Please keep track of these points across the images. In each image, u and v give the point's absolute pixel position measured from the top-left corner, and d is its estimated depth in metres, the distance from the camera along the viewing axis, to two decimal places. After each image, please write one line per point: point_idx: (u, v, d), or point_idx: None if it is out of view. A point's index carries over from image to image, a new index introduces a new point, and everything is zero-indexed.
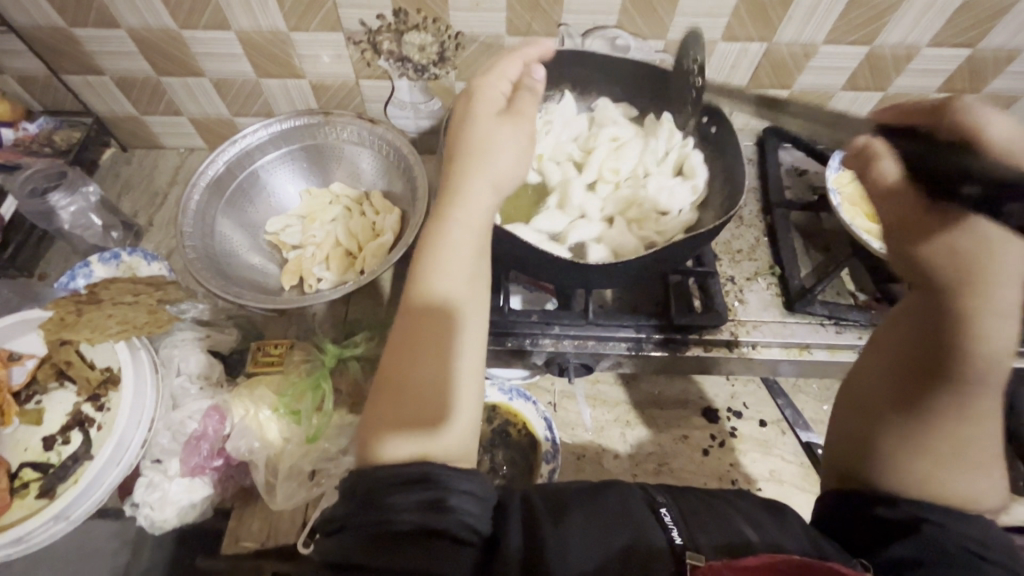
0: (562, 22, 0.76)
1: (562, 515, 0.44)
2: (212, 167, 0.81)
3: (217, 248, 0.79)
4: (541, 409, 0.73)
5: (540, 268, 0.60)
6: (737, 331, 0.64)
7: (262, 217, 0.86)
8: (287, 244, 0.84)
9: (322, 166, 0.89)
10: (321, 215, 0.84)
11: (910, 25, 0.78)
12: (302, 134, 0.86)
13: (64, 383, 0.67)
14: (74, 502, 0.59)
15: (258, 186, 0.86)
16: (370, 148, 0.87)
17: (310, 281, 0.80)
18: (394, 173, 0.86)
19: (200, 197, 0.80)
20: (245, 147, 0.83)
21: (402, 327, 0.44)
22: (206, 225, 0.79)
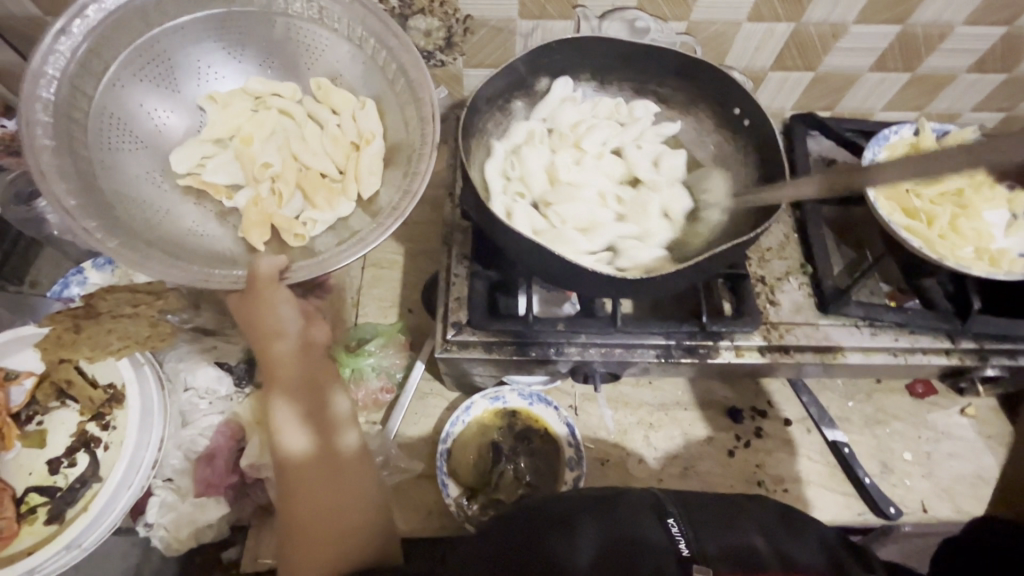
0: (578, 4, 0.71)
1: (573, 529, 0.42)
2: (49, 71, 0.52)
3: (115, 203, 0.54)
4: (563, 413, 0.71)
5: (566, 277, 0.56)
6: (771, 335, 0.62)
7: (153, 145, 0.60)
8: (217, 184, 0.60)
9: (220, 50, 0.62)
10: (257, 131, 0.62)
11: (946, 2, 0.73)
12: (174, 4, 0.58)
13: (66, 402, 0.64)
14: (86, 530, 0.57)
15: (131, 97, 0.58)
16: (290, 13, 0.61)
17: (291, 234, 0.58)
18: (338, 43, 0.63)
19: (47, 128, 0.52)
20: (87, 33, 0.54)
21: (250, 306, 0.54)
22: (83, 175, 0.53)
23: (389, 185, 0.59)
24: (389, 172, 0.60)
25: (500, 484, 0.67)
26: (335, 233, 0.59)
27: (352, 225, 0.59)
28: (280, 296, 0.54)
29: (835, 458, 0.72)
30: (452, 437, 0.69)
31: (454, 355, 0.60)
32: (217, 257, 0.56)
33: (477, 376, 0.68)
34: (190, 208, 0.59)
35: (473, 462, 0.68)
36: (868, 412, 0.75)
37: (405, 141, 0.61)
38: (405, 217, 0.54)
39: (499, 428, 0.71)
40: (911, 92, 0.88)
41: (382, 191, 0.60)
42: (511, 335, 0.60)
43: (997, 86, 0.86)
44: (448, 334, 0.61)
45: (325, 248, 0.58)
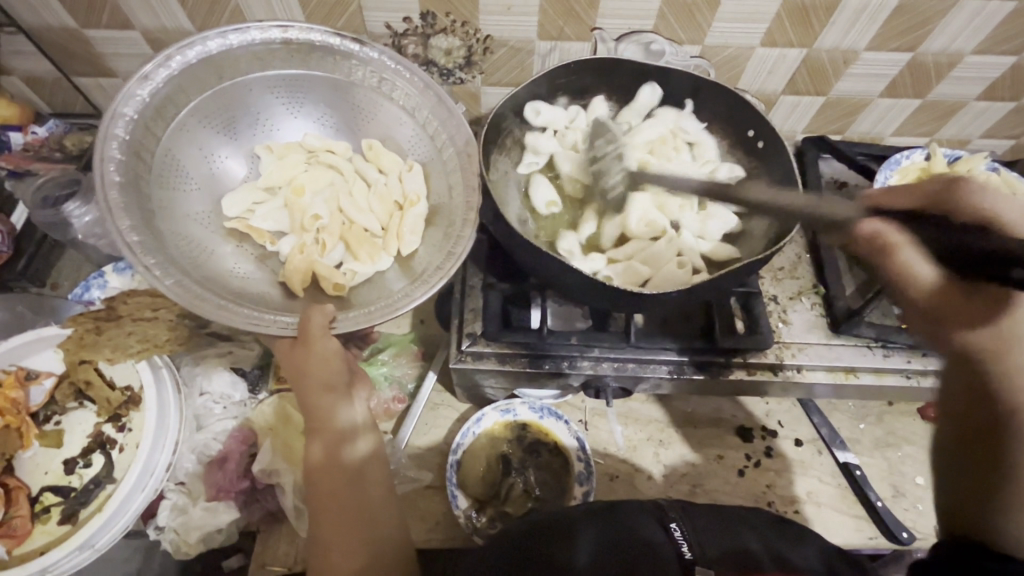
0: (596, 27, 0.73)
1: (573, 532, 0.43)
2: (128, 112, 0.55)
3: (166, 238, 0.55)
4: (573, 427, 0.71)
5: (581, 291, 0.57)
6: (783, 354, 0.62)
7: (206, 187, 0.61)
8: (263, 231, 0.61)
9: (284, 105, 0.65)
10: (309, 183, 0.63)
11: (956, 32, 0.75)
12: (252, 62, 0.61)
13: (84, 403, 0.65)
14: (99, 531, 0.57)
15: (195, 141, 0.61)
16: (355, 80, 0.64)
17: (328, 284, 0.58)
18: (393, 108, 0.65)
19: (118, 165, 0.53)
20: (167, 82, 0.57)
21: (298, 350, 0.53)
22: (144, 211, 0.54)
23: (430, 245, 0.61)
24: (429, 232, 0.62)
25: (509, 497, 0.67)
26: (373, 288, 0.60)
27: (391, 282, 0.60)
28: (329, 345, 0.53)
29: (847, 480, 0.71)
30: (462, 449, 0.69)
31: (468, 366, 0.61)
32: (258, 299, 0.56)
33: (489, 389, 0.69)
34: (231, 249, 0.60)
35: (482, 475, 0.68)
36: (879, 434, 0.75)
37: (447, 204, 0.62)
38: (449, 276, 0.56)
39: (509, 441, 0.71)
40: (921, 118, 0.89)
41: (422, 250, 0.61)
42: (525, 347, 0.61)
43: (1006, 114, 0.88)
44: (462, 345, 0.61)
45: (364, 302, 0.58)
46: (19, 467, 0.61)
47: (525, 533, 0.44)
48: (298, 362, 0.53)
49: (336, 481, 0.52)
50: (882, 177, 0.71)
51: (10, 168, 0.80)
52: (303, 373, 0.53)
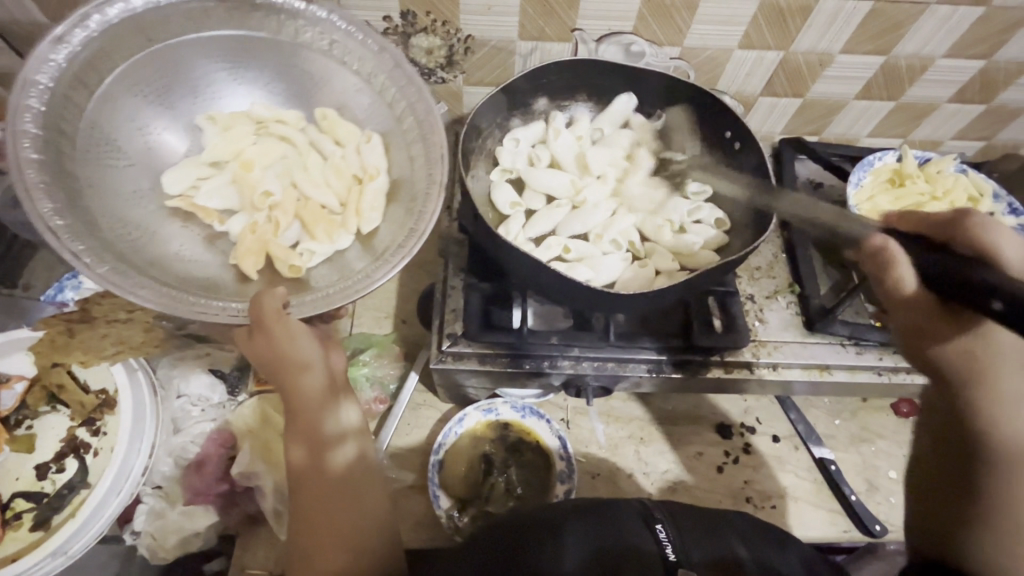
0: (576, 28, 0.74)
1: (559, 530, 0.43)
2: (42, 80, 0.50)
3: (97, 221, 0.51)
4: (555, 426, 0.71)
5: (561, 290, 0.57)
6: (760, 352, 0.64)
7: (144, 162, 0.57)
8: (210, 209, 0.57)
9: (223, 71, 0.61)
10: (259, 156, 0.60)
11: (927, 36, 0.77)
12: (185, 24, 0.58)
13: (57, 407, 0.64)
14: (73, 536, 0.56)
15: (121, 112, 0.56)
16: (301, 41, 0.61)
17: (284, 265, 0.55)
18: (348, 74, 0.62)
19: (33, 141, 0.49)
20: (86, 44, 0.53)
21: (257, 335, 0.50)
22: (70, 191, 0.50)
23: (391, 221, 0.58)
24: (392, 209, 0.59)
25: (490, 497, 0.67)
26: (331, 266, 0.57)
27: (351, 262, 0.57)
28: (290, 326, 0.50)
29: (823, 475, 0.73)
30: (444, 448, 0.69)
31: (448, 367, 0.61)
32: (203, 284, 0.53)
33: (470, 389, 0.69)
34: (177, 230, 0.56)
35: (464, 475, 0.68)
36: (853, 430, 0.76)
37: (409, 179, 0.59)
38: (412, 256, 0.53)
39: (491, 440, 0.71)
40: (895, 120, 0.91)
41: (383, 227, 0.58)
42: (506, 347, 0.61)
43: (977, 116, 0.90)
44: (443, 346, 0.61)
45: (320, 283, 0.55)
46: None
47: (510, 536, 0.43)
48: (263, 355, 0.51)
49: (324, 489, 0.50)
50: (857, 178, 0.72)
51: None
52: (274, 359, 0.51)
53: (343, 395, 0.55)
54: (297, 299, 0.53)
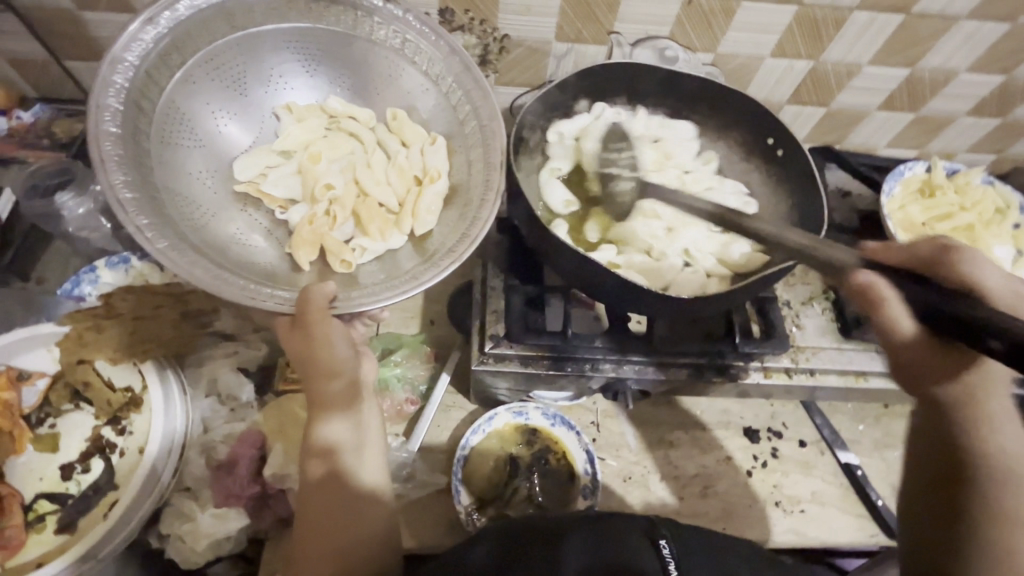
0: (613, 31, 0.74)
1: (562, 537, 0.44)
2: (129, 58, 0.51)
3: (166, 200, 0.52)
4: (584, 440, 0.70)
5: (609, 292, 0.57)
6: (797, 357, 0.64)
7: (217, 144, 0.59)
8: (273, 197, 0.59)
9: (298, 64, 0.62)
10: (326, 150, 0.61)
11: (952, 50, 0.78)
12: (267, 14, 0.58)
13: (80, 404, 0.62)
14: (104, 540, 0.54)
15: (200, 94, 0.58)
16: (375, 39, 0.61)
17: (337, 260, 0.56)
18: (416, 74, 0.63)
19: (114, 116, 0.50)
20: (173, 25, 0.53)
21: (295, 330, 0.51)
22: (145, 168, 0.51)
23: (445, 225, 0.59)
24: (446, 213, 0.60)
25: (512, 500, 0.66)
26: (381, 264, 0.58)
27: (401, 262, 0.58)
28: (331, 327, 0.51)
29: (849, 480, 0.74)
30: (472, 446, 0.68)
31: (492, 368, 0.60)
32: (263, 272, 0.55)
33: (501, 391, 0.68)
34: (237, 214, 0.58)
35: (488, 475, 0.67)
36: (877, 435, 0.77)
37: (466, 184, 0.60)
38: (462, 260, 0.54)
39: (519, 443, 0.70)
40: (913, 132, 0.93)
41: (437, 229, 0.59)
42: (549, 349, 0.61)
43: (992, 129, 0.92)
44: (486, 347, 0.61)
45: (370, 279, 0.56)
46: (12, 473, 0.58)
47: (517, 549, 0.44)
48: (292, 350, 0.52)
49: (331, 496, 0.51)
50: (888, 187, 0.72)
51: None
52: (307, 357, 0.52)
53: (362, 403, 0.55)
54: (347, 295, 0.53)
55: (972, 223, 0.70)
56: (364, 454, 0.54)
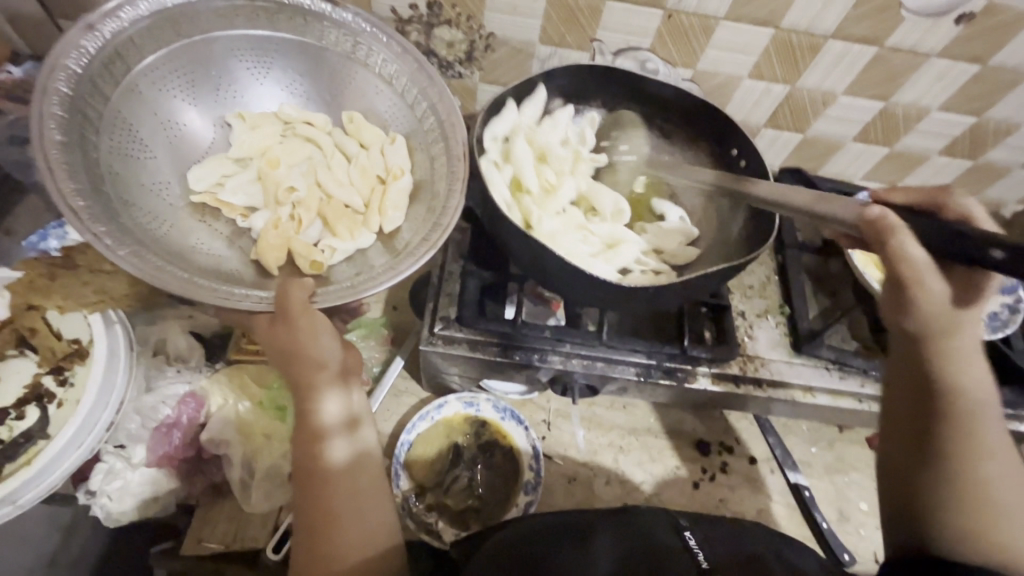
0: (595, 38, 0.76)
1: (590, 537, 0.46)
2: (72, 66, 0.51)
3: (118, 208, 0.52)
4: (532, 435, 0.69)
5: (560, 281, 0.58)
6: (748, 367, 0.64)
7: (169, 155, 0.59)
8: (234, 205, 0.59)
9: (249, 72, 0.63)
10: (284, 156, 0.61)
11: (925, 87, 0.80)
12: (214, 21, 0.59)
13: (25, 351, 0.61)
14: (26, 485, 0.54)
15: (147, 104, 0.57)
16: (328, 45, 0.63)
17: (305, 262, 0.56)
18: (370, 78, 0.65)
19: (59, 124, 0.50)
20: (115, 35, 0.54)
21: (280, 326, 0.51)
22: (94, 176, 0.51)
23: (413, 222, 0.60)
24: (413, 208, 0.61)
25: (451, 489, 0.66)
26: (351, 264, 0.59)
27: (372, 259, 0.59)
28: (315, 318, 0.52)
29: (796, 500, 0.73)
30: (417, 432, 0.68)
31: (438, 350, 0.61)
32: (224, 275, 0.54)
33: (453, 379, 0.68)
34: (198, 226, 0.57)
35: (431, 461, 0.67)
36: (829, 459, 0.77)
37: (429, 180, 0.62)
38: (436, 247, 0.56)
39: (465, 434, 0.70)
40: (888, 166, 0.95)
41: (405, 226, 0.60)
42: (498, 335, 0.61)
43: (964, 171, 0.94)
44: (435, 328, 0.61)
45: (342, 278, 0.57)
46: None
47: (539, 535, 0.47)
48: (280, 342, 0.52)
49: (328, 481, 0.51)
50: None
51: None
52: (293, 354, 0.52)
53: (352, 382, 0.57)
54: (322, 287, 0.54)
55: None
56: (359, 432, 0.55)
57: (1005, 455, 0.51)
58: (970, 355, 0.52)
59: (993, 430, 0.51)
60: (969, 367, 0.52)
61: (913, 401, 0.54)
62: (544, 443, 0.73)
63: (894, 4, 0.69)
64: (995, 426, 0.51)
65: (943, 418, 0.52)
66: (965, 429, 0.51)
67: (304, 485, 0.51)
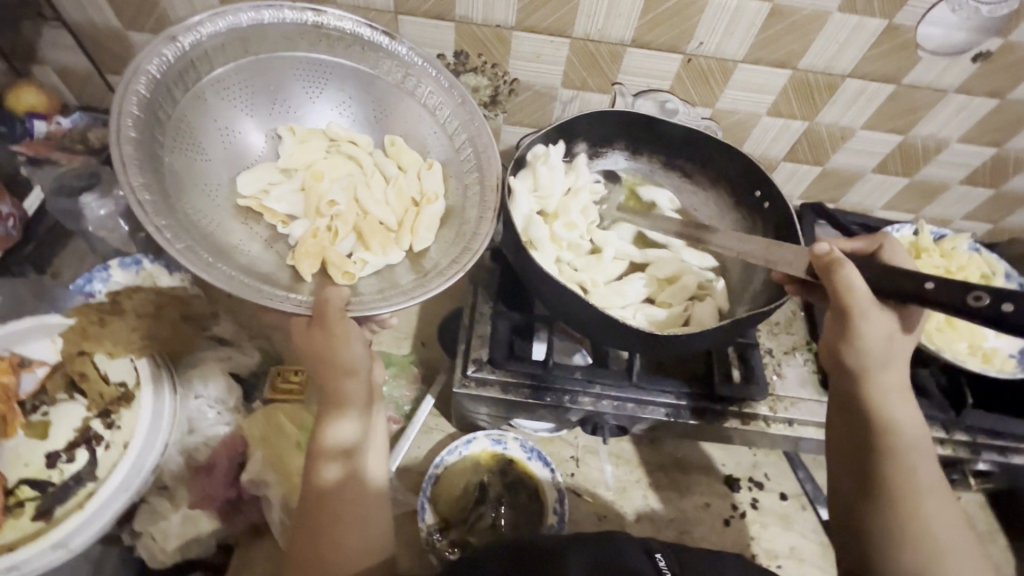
0: (617, 81, 0.78)
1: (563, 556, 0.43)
2: (152, 69, 0.54)
3: (176, 204, 0.53)
4: (558, 477, 0.70)
5: (589, 324, 0.59)
6: (775, 405, 0.65)
7: (222, 160, 0.60)
8: (275, 212, 0.60)
9: (304, 91, 0.65)
10: (328, 171, 0.63)
11: (944, 120, 0.81)
12: (282, 41, 0.62)
13: (74, 395, 0.64)
14: (78, 528, 0.55)
15: (210, 112, 0.60)
16: (380, 73, 0.66)
17: (339, 272, 0.57)
18: (414, 104, 0.67)
19: (135, 122, 0.52)
20: (194, 46, 0.57)
21: (318, 332, 0.52)
22: (157, 171, 0.53)
23: (442, 242, 0.62)
24: (443, 231, 0.63)
25: (476, 526, 0.65)
26: (379, 278, 0.60)
27: (399, 276, 0.60)
28: (350, 327, 0.53)
29: (829, 538, 0.72)
30: (445, 466, 0.69)
31: (471, 392, 0.62)
32: (261, 277, 0.55)
33: (481, 417, 0.69)
34: (239, 227, 0.58)
35: (457, 496, 0.68)
36: None
37: (462, 207, 0.64)
38: (466, 269, 0.57)
39: (492, 472, 0.70)
40: (908, 196, 0.95)
41: (434, 247, 0.62)
42: (529, 378, 0.62)
43: (985, 200, 0.94)
44: (468, 370, 0.63)
45: (368, 291, 0.58)
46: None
47: (509, 568, 0.42)
48: (313, 347, 0.52)
49: (342, 492, 0.51)
50: None
51: (30, 155, 0.79)
52: (326, 360, 0.52)
53: (372, 408, 0.56)
54: (361, 298, 0.56)
55: None
56: (369, 454, 0.55)
57: (936, 496, 0.49)
58: (886, 394, 0.52)
59: (926, 472, 0.50)
60: (900, 406, 0.52)
61: (849, 435, 0.54)
62: (573, 480, 0.73)
63: (911, 44, 0.70)
64: (929, 469, 0.50)
65: (880, 457, 0.50)
66: (897, 465, 0.50)
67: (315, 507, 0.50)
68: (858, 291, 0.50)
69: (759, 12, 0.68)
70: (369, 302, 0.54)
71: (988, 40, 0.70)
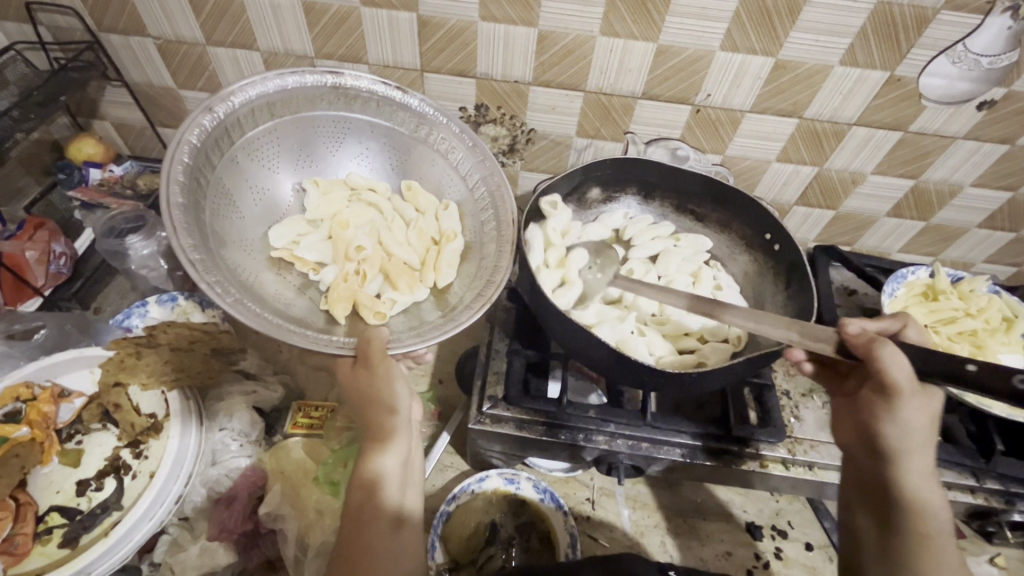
0: (629, 130, 0.82)
1: None
2: (193, 139, 0.57)
3: (219, 260, 0.56)
4: (571, 522, 0.67)
5: (604, 363, 0.60)
6: (795, 449, 0.64)
7: (253, 216, 0.64)
8: (307, 260, 0.63)
9: (326, 146, 0.70)
10: (353, 219, 0.67)
11: (955, 165, 0.82)
12: (305, 104, 0.66)
13: (107, 425, 0.67)
14: (100, 557, 0.56)
15: (242, 172, 0.63)
16: (397, 124, 0.70)
17: (370, 312, 0.59)
18: (429, 152, 0.72)
19: (180, 188, 0.55)
20: (228, 115, 0.60)
21: (362, 367, 0.54)
22: (201, 231, 0.55)
23: (464, 278, 0.65)
24: (463, 267, 0.66)
25: (486, 567, 0.65)
26: (407, 316, 0.63)
27: (426, 312, 0.63)
28: (390, 365, 0.54)
29: None
30: (457, 501, 0.68)
31: (486, 428, 0.63)
32: (299, 321, 0.57)
33: (494, 454, 0.69)
34: (274, 277, 0.62)
35: (467, 536, 0.67)
36: None
37: (479, 242, 0.68)
38: (491, 302, 0.60)
39: (503, 511, 0.69)
40: (925, 239, 0.95)
41: (456, 283, 0.65)
42: (543, 415, 0.63)
43: (1006, 243, 0.94)
44: (483, 407, 0.63)
45: (401, 329, 0.61)
46: (33, 483, 0.62)
47: None
48: (358, 376, 0.55)
49: (373, 522, 0.50)
50: (890, 289, 0.75)
51: (85, 201, 0.87)
52: (367, 396, 0.54)
53: (412, 439, 0.57)
54: (396, 337, 0.58)
55: (977, 329, 0.71)
56: (406, 487, 0.54)
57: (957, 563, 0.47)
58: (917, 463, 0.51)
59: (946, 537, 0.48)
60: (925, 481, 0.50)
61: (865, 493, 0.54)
62: (588, 523, 0.72)
63: (913, 94, 0.73)
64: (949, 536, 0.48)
65: (901, 513, 0.50)
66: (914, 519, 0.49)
67: (348, 527, 0.50)
68: (900, 367, 0.49)
69: (763, 66, 0.71)
70: (410, 341, 0.56)
71: (992, 89, 0.72)
